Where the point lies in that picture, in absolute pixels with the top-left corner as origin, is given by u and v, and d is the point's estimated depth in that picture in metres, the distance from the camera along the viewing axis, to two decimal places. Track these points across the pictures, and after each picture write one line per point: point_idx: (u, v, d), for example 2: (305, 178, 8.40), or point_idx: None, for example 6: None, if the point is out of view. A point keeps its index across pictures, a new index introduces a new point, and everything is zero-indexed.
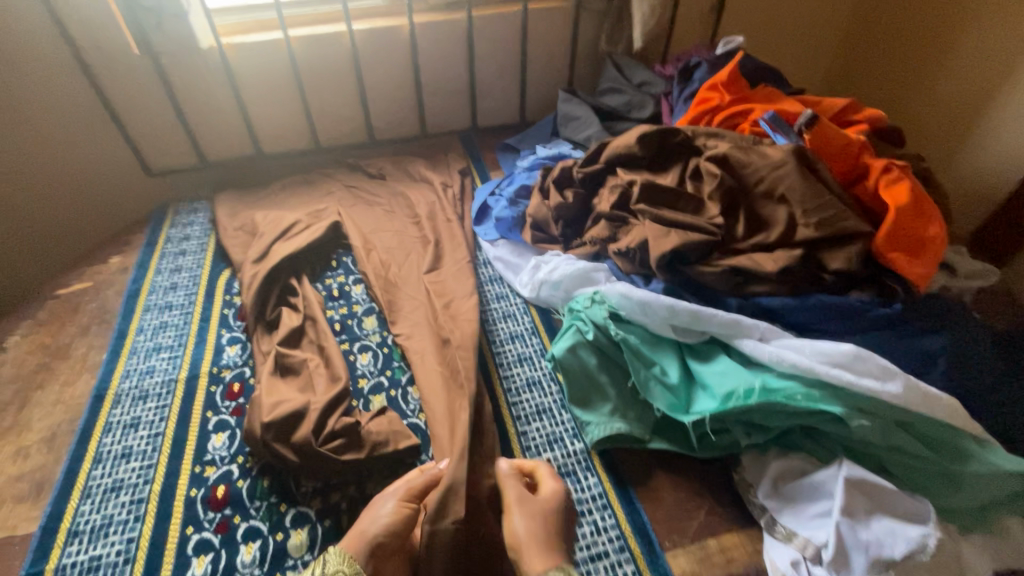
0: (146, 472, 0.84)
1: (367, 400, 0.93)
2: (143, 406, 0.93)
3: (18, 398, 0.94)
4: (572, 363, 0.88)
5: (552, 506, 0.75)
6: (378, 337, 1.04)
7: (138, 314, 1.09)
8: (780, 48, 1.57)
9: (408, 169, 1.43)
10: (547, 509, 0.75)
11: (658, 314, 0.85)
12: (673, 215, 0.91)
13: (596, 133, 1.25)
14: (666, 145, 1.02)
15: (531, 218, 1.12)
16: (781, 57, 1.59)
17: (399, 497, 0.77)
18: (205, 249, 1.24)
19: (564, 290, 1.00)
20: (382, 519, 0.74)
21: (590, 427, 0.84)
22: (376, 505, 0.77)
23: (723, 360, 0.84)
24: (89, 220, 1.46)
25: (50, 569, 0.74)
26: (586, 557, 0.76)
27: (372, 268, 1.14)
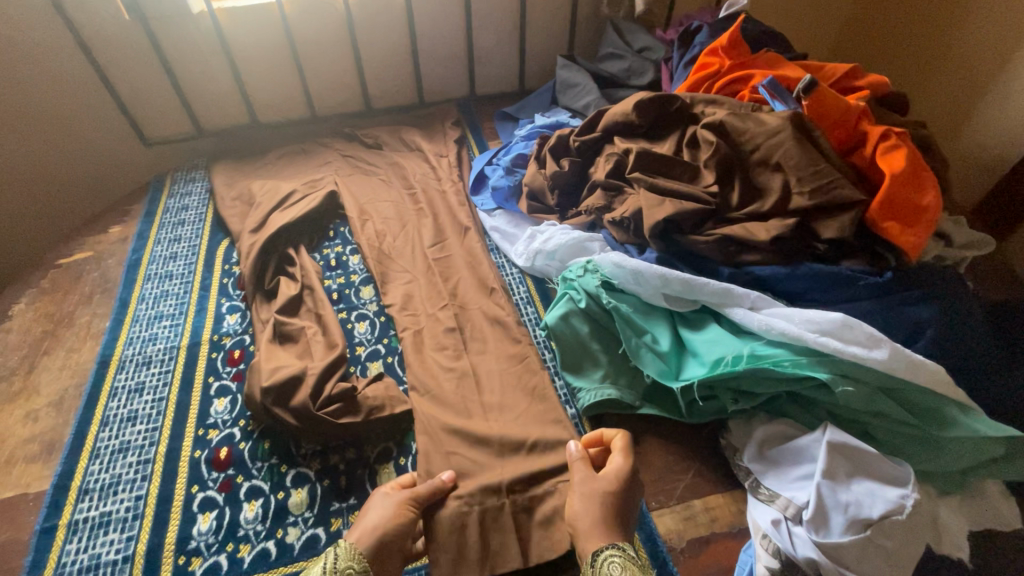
0: (152, 434, 0.87)
1: (364, 366, 0.96)
2: (147, 371, 0.95)
3: (25, 364, 0.97)
4: (564, 331, 0.89)
5: (610, 485, 0.69)
6: (375, 306, 1.06)
7: (139, 282, 1.10)
8: (789, 9, 1.51)
9: (405, 138, 1.42)
10: (606, 488, 0.69)
11: (650, 284, 0.86)
12: (668, 184, 0.90)
13: (594, 100, 1.23)
14: (664, 113, 1.01)
15: (527, 188, 1.12)
16: (791, 19, 1.54)
17: (400, 500, 0.72)
18: (204, 219, 1.24)
19: (559, 260, 1.01)
20: (381, 520, 0.69)
21: (581, 393, 0.85)
22: (375, 506, 0.71)
23: (713, 328, 0.85)
24: (89, 190, 1.46)
25: (63, 523, 0.77)
26: None
27: (367, 239, 1.15)
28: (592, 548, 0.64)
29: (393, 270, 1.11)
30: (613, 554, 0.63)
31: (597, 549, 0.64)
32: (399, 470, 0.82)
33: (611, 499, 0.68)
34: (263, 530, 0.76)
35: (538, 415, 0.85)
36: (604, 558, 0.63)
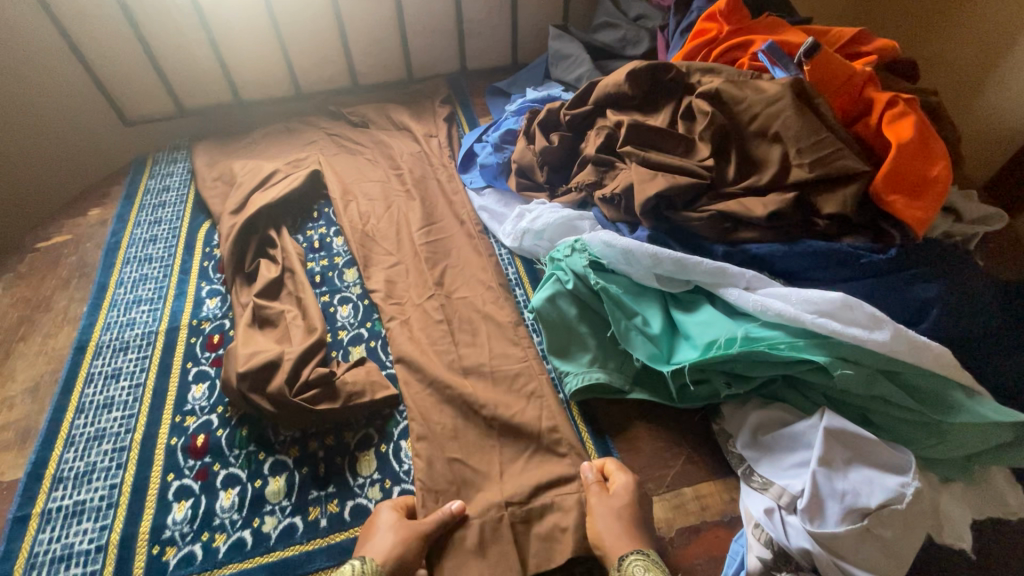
0: (128, 422, 0.85)
1: (347, 350, 0.93)
2: (124, 357, 0.93)
3: (1, 350, 0.95)
4: (551, 313, 0.85)
5: (625, 498, 0.69)
6: (359, 289, 1.03)
7: (118, 266, 1.08)
8: None
9: (391, 116, 1.37)
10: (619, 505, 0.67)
11: (641, 263, 0.82)
12: (661, 158, 0.86)
13: (587, 72, 1.17)
14: (658, 83, 0.95)
15: (516, 165, 1.07)
16: None
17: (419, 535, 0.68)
18: (185, 201, 1.21)
19: (547, 240, 0.97)
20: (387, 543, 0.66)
21: (569, 378, 0.82)
22: (378, 530, 0.68)
23: (706, 309, 0.81)
24: (71, 173, 1.42)
25: (37, 512, 0.75)
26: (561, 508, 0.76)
27: (350, 220, 1.12)
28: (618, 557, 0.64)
29: (378, 252, 1.08)
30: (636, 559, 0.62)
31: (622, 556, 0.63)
32: (381, 457, 0.80)
33: (629, 511, 0.68)
34: (239, 520, 0.74)
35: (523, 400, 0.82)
36: (629, 561, 0.62)
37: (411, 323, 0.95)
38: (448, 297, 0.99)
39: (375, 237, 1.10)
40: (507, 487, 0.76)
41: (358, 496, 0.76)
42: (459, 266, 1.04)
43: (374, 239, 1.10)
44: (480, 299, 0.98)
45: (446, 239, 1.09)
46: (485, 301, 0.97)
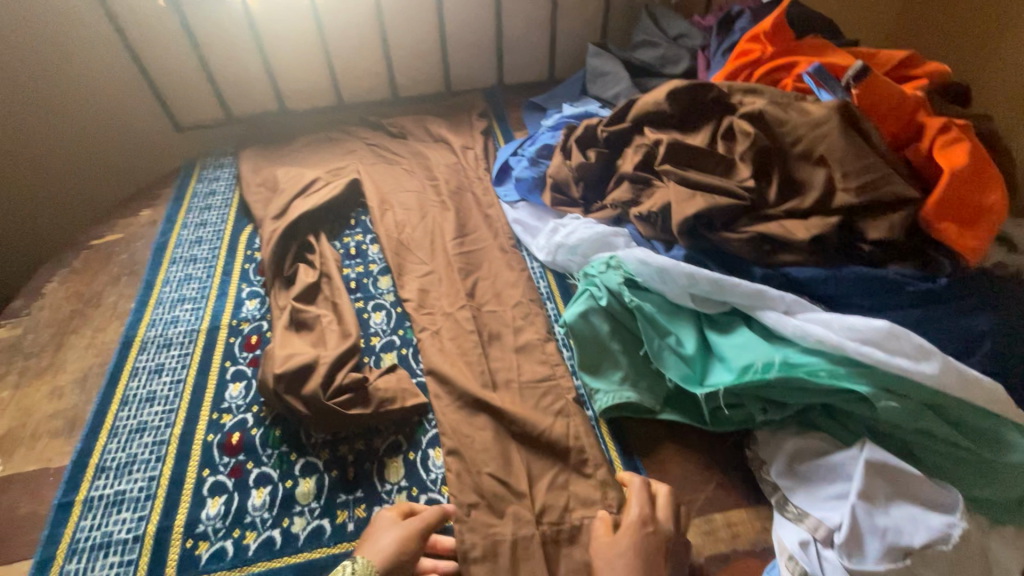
0: (167, 416, 0.88)
1: (379, 357, 0.94)
2: (167, 353, 0.96)
3: (54, 341, 0.99)
4: (583, 329, 0.84)
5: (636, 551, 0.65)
6: (392, 296, 1.04)
7: (165, 265, 1.12)
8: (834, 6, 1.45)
9: (429, 128, 1.40)
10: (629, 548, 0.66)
11: (677, 282, 0.82)
12: (700, 177, 0.85)
13: (625, 90, 1.17)
14: (698, 102, 0.95)
15: (551, 179, 1.08)
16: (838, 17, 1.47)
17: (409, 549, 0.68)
18: (230, 204, 1.25)
19: (581, 255, 0.97)
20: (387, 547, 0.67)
21: (599, 395, 0.81)
22: (383, 530, 0.69)
23: (743, 332, 0.79)
24: (124, 175, 1.49)
25: (80, 499, 0.78)
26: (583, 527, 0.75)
27: (387, 228, 1.14)
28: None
29: (412, 260, 1.09)
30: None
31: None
32: (408, 465, 0.80)
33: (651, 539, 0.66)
34: (269, 518, 0.76)
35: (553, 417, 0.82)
36: None
37: (443, 333, 0.96)
38: (480, 309, 1.00)
39: (410, 246, 1.12)
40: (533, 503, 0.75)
41: (384, 502, 0.77)
42: (492, 278, 1.05)
43: (408, 248, 1.12)
44: (511, 312, 0.98)
45: (479, 250, 1.10)
46: (517, 314, 0.98)
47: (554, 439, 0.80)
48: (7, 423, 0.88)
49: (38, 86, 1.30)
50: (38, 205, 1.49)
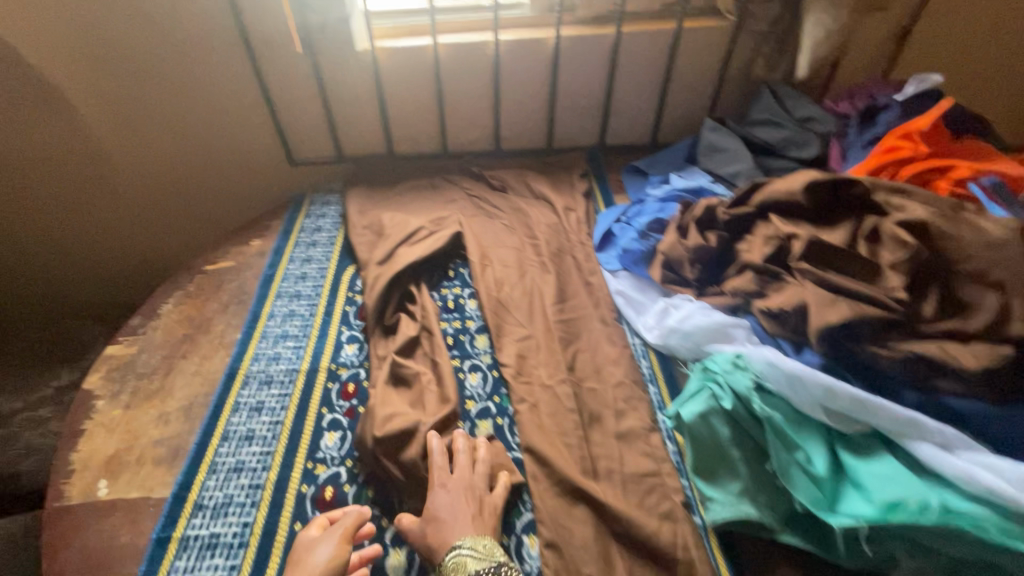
0: (264, 458, 0.88)
1: (474, 424, 0.92)
2: (267, 391, 0.98)
3: (165, 364, 1.03)
4: (701, 430, 0.78)
5: None
6: (489, 358, 1.03)
7: (271, 298, 1.15)
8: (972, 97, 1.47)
9: (530, 184, 1.41)
10: None
11: (811, 394, 0.75)
12: (845, 282, 0.79)
13: (747, 170, 1.14)
14: (838, 197, 0.90)
15: (662, 256, 1.04)
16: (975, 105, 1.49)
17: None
18: (335, 243, 1.29)
19: (694, 343, 0.92)
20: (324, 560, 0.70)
21: (714, 505, 0.74)
22: (316, 545, 0.73)
23: (886, 460, 0.71)
24: (237, 202, 1.57)
25: (176, 537, 0.78)
26: None
27: (487, 285, 1.13)
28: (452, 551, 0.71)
29: (510, 322, 1.08)
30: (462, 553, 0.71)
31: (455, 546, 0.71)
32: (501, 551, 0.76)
33: None
34: None
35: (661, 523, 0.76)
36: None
37: (541, 407, 0.92)
38: (579, 383, 0.96)
39: (508, 306, 1.11)
40: None
41: None
42: (591, 351, 1.02)
43: (506, 308, 1.10)
44: (613, 392, 0.94)
45: (578, 318, 1.07)
46: (618, 395, 0.93)
47: (661, 546, 0.74)
48: (116, 443, 0.90)
49: (177, 121, 1.39)
50: (157, 223, 1.59)
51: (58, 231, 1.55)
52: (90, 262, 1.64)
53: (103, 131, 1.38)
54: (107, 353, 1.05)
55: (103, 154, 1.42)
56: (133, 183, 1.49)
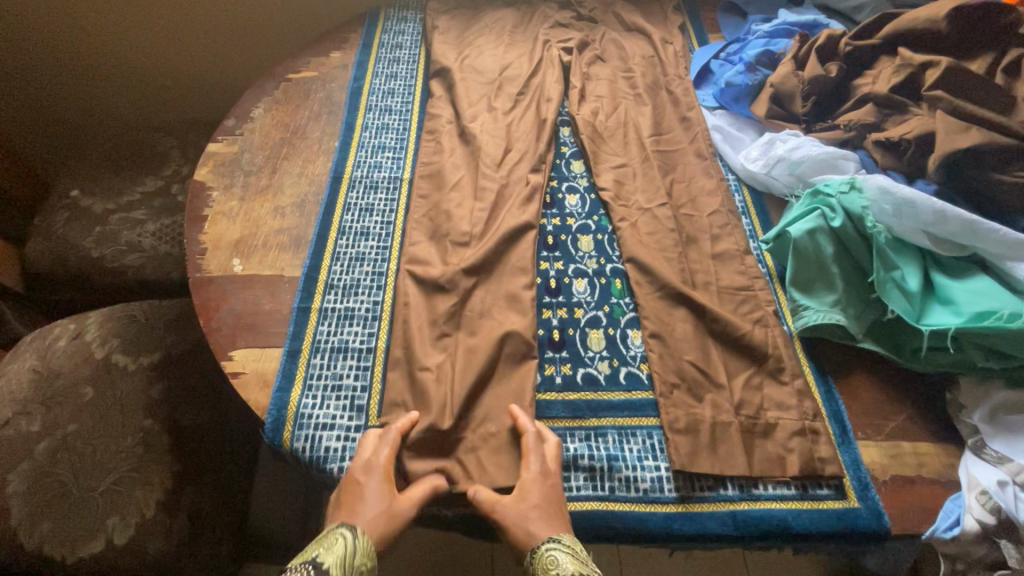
0: (383, 252, 0.94)
1: (575, 237, 0.97)
2: (375, 195, 1.01)
3: (270, 164, 1.05)
4: (806, 247, 0.84)
5: (780, 451, 0.75)
6: (586, 182, 1.05)
7: (362, 110, 1.14)
8: None
9: (621, 15, 1.31)
10: (743, 455, 0.74)
11: (919, 218, 0.79)
12: (977, 109, 0.80)
13: (873, 3, 1.08)
14: (983, 27, 0.87)
15: (772, 89, 1.01)
16: None
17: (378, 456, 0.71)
18: (418, 60, 1.25)
19: (800, 173, 0.93)
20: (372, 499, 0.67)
21: (807, 312, 0.83)
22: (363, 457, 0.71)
23: (982, 280, 0.78)
24: (301, 18, 1.48)
25: (315, 308, 0.87)
26: (766, 491, 0.73)
27: (584, 113, 1.11)
28: (532, 548, 0.63)
29: (606, 150, 1.07)
30: (555, 547, 0.62)
31: (537, 545, 0.63)
32: (609, 340, 0.85)
33: None
34: None
35: (754, 329, 0.84)
36: (544, 551, 0.62)
37: (640, 226, 0.97)
38: (676, 209, 0.99)
39: (603, 135, 1.10)
40: (739, 398, 0.79)
41: (589, 366, 0.83)
42: (687, 182, 1.03)
43: (602, 136, 1.10)
44: (709, 219, 0.98)
45: (675, 151, 1.07)
46: (715, 223, 0.97)
47: (755, 343, 0.82)
48: (240, 230, 0.96)
49: None
50: (214, 37, 1.48)
51: (105, 32, 1.42)
52: (139, 75, 1.53)
53: None
54: (210, 150, 1.07)
55: None
56: None
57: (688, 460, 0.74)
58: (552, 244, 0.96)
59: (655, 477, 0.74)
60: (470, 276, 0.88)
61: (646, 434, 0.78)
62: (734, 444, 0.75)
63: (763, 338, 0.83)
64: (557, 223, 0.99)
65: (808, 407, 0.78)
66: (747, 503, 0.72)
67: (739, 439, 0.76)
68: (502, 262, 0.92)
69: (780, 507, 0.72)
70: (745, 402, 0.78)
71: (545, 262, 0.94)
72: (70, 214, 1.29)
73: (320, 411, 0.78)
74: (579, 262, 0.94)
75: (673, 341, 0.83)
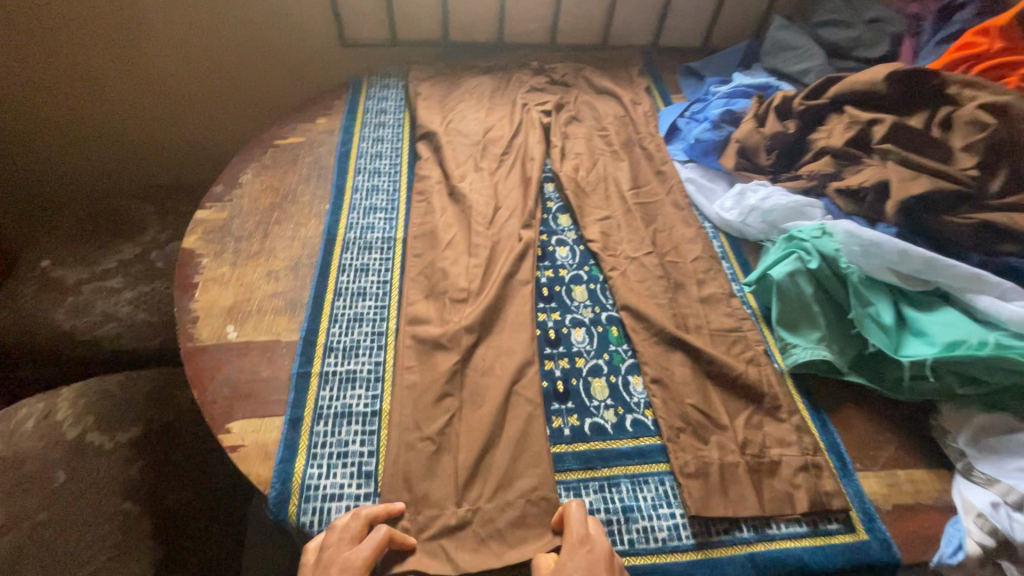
0: (381, 311, 0.94)
1: (569, 288, 1.00)
2: (369, 255, 1.02)
3: (260, 229, 1.05)
4: (788, 288, 0.89)
5: (788, 488, 0.77)
6: (573, 234, 1.10)
7: (351, 173, 1.17)
8: None
9: (591, 79, 1.41)
10: (753, 494, 0.76)
11: (886, 258, 0.86)
12: (923, 160, 0.90)
13: (816, 67, 1.21)
14: (917, 88, 0.98)
15: (738, 144, 1.10)
16: None
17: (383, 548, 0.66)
18: (403, 125, 1.30)
19: (772, 220, 1.01)
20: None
21: (796, 349, 0.87)
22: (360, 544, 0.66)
23: (948, 311, 0.85)
24: (280, 87, 1.53)
25: (315, 372, 0.86)
26: (779, 532, 0.74)
27: (566, 170, 1.17)
28: None
29: (590, 203, 1.13)
30: None
31: None
32: (612, 387, 0.87)
33: None
34: None
35: (748, 369, 0.87)
36: None
37: (630, 275, 1.01)
38: (662, 257, 1.04)
39: (586, 190, 1.15)
40: (743, 437, 0.81)
41: (595, 415, 0.84)
42: (668, 231, 1.09)
43: (585, 191, 1.15)
44: (693, 265, 1.03)
45: (654, 202, 1.14)
46: (698, 268, 1.02)
47: (751, 382, 0.85)
48: (233, 295, 0.95)
49: None
50: (193, 104, 1.51)
51: (79, 100, 1.44)
52: (112, 143, 1.54)
53: None
54: (199, 217, 1.07)
55: (138, 11, 1.31)
56: (172, 53, 1.40)
57: (703, 504, 0.75)
58: (548, 296, 0.99)
59: (672, 525, 0.74)
60: (472, 331, 0.89)
61: (658, 480, 0.78)
62: (743, 484, 0.77)
63: (758, 377, 0.86)
64: (550, 275, 1.02)
65: (808, 442, 0.81)
66: (763, 545, 0.73)
67: (748, 478, 0.77)
68: (501, 316, 0.93)
69: (796, 546, 0.73)
70: (749, 441, 0.81)
71: (543, 313, 0.96)
72: (40, 286, 1.23)
73: (327, 480, 0.75)
74: (575, 312, 0.97)
75: (674, 386, 0.86)
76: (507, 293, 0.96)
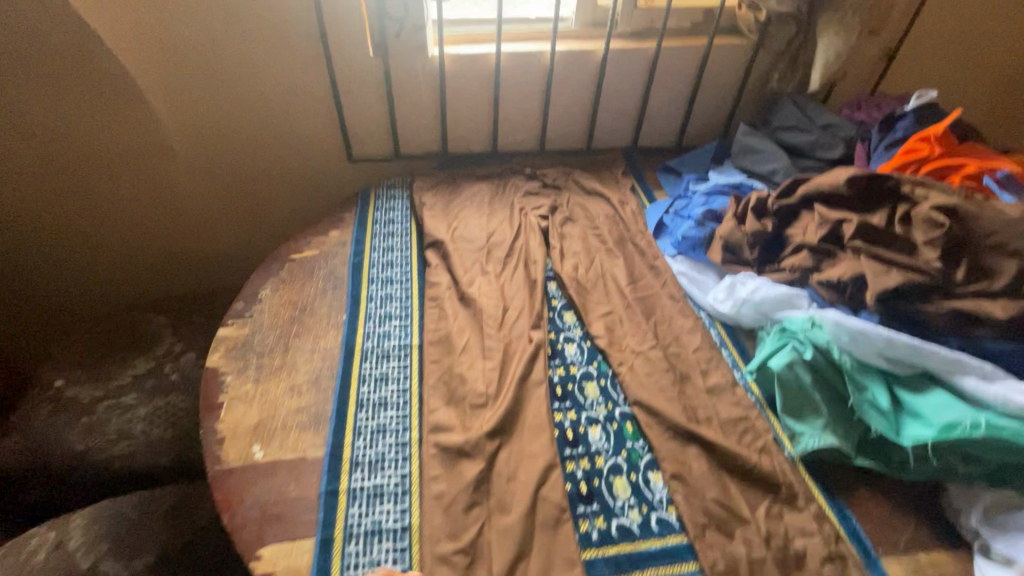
0: (403, 420, 0.97)
1: (581, 385, 1.05)
2: (387, 363, 1.07)
3: (281, 344, 1.10)
4: (788, 377, 0.95)
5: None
6: (579, 331, 1.16)
7: (365, 282, 1.24)
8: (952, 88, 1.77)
9: (580, 182, 1.54)
10: None
11: (874, 345, 0.93)
12: (891, 254, 1.00)
13: (783, 168, 1.36)
14: (876, 186, 1.08)
15: (722, 240, 1.21)
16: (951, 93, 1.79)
17: None
18: (411, 233, 1.39)
19: (764, 311, 1.09)
20: None
21: (804, 437, 0.92)
22: None
23: (939, 392, 0.90)
24: (291, 199, 1.65)
25: (343, 489, 0.87)
26: None
27: (566, 270, 1.26)
28: None
29: (592, 300, 1.20)
30: None
31: None
32: (634, 486, 0.90)
33: None
34: None
35: (761, 458, 0.91)
36: None
37: (638, 369, 1.06)
38: (665, 349, 1.11)
39: (587, 287, 1.23)
40: (767, 531, 0.83)
41: (620, 516, 0.86)
42: (667, 323, 1.16)
43: (586, 288, 1.23)
44: (695, 355, 1.09)
45: (651, 296, 1.22)
46: (701, 358, 1.08)
47: (766, 473, 0.89)
48: (258, 413, 0.97)
49: (250, 121, 1.47)
50: (210, 216, 1.65)
51: (109, 215, 1.59)
52: (135, 250, 1.69)
53: (170, 122, 1.43)
54: (221, 334, 1.11)
55: (165, 143, 1.47)
56: (189, 173, 1.54)
57: None
58: (562, 394, 1.03)
59: None
60: (494, 437, 0.92)
61: None
62: None
63: (772, 467, 0.90)
64: (562, 373, 1.07)
65: (829, 531, 0.83)
66: None
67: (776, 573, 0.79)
68: (520, 420, 0.97)
69: None
70: (773, 533, 0.83)
71: (559, 413, 1.00)
72: (53, 406, 1.23)
73: None
74: (590, 410, 1.01)
75: (694, 480, 0.89)
76: (524, 395, 1.00)
